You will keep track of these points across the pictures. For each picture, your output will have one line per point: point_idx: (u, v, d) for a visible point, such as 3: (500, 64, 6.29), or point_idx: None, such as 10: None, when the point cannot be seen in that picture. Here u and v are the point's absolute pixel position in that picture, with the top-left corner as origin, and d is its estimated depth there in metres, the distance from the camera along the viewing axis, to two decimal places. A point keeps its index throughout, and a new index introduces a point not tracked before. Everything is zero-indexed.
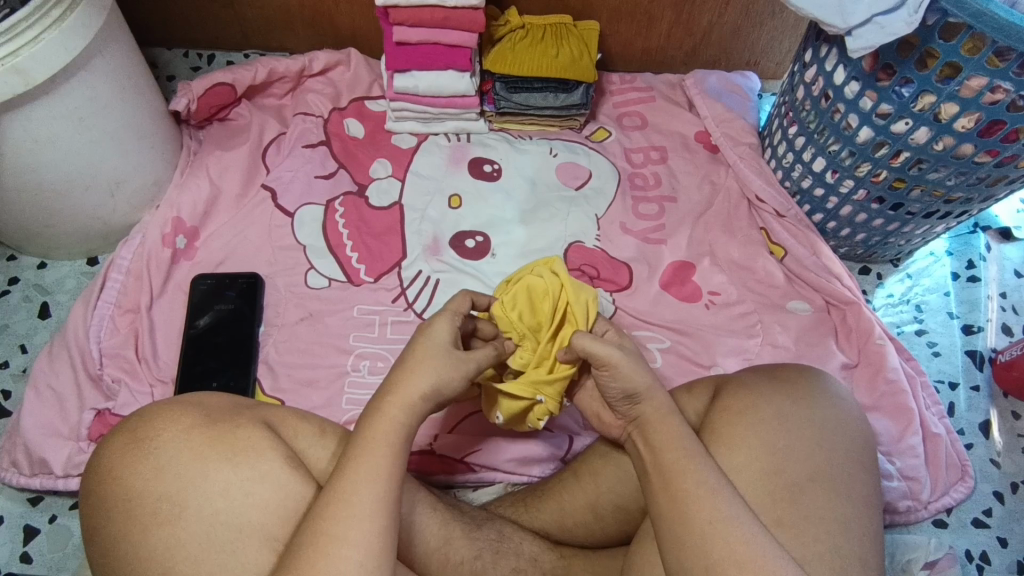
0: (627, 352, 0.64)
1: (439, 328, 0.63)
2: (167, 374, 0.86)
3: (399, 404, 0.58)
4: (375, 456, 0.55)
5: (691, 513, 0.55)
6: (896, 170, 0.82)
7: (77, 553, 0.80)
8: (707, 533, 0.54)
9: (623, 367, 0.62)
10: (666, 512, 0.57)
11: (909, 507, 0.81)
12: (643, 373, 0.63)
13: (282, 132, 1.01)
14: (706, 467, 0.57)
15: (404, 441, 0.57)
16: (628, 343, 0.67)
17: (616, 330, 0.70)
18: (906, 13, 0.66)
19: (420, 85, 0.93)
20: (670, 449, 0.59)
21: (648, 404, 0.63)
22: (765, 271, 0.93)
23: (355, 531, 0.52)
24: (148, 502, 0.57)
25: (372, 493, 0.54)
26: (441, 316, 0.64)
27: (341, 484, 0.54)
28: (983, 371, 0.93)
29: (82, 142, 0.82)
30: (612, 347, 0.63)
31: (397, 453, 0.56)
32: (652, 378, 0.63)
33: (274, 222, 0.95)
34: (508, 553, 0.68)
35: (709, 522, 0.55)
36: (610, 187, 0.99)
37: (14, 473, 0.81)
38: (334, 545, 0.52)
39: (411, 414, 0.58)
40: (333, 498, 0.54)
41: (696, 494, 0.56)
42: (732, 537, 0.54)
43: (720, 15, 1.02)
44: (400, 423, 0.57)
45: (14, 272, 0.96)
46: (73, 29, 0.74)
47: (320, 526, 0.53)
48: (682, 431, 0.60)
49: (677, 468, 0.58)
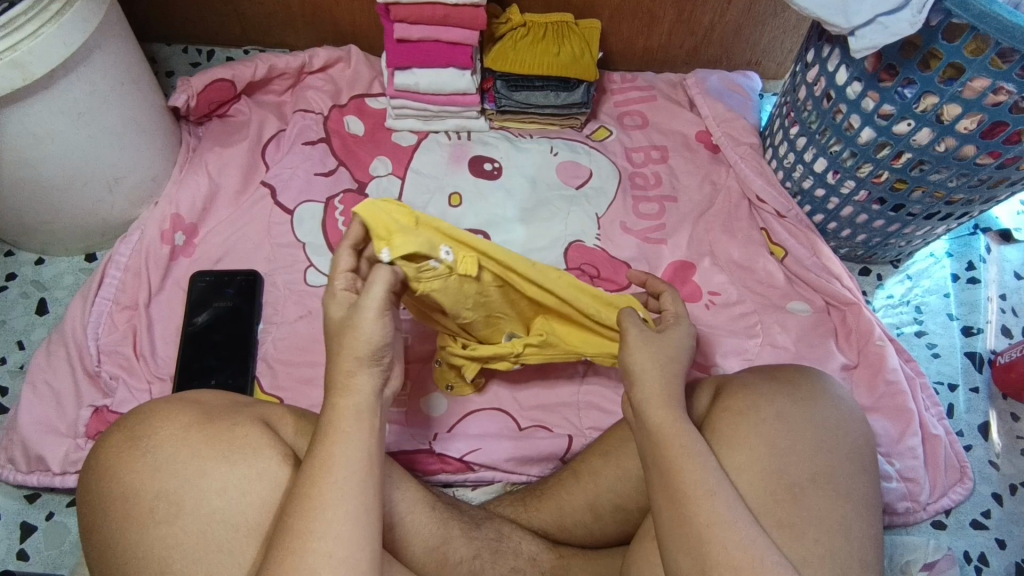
0: (658, 337, 0.65)
1: (330, 307, 0.61)
2: (166, 371, 0.86)
3: (347, 393, 0.57)
4: (336, 447, 0.55)
5: (690, 515, 0.55)
6: (897, 171, 0.82)
7: (74, 550, 0.80)
8: (704, 535, 0.54)
9: (633, 340, 0.65)
10: (666, 514, 0.56)
11: (909, 508, 0.81)
12: (658, 354, 0.64)
13: (282, 129, 1.01)
14: (706, 467, 0.57)
15: (360, 427, 0.56)
16: (674, 332, 0.67)
17: (677, 312, 0.70)
18: (909, 13, 0.66)
19: (420, 83, 0.92)
20: (670, 446, 0.58)
21: (640, 389, 0.62)
22: (766, 271, 0.93)
23: (319, 522, 0.52)
24: (146, 499, 0.57)
25: (340, 486, 0.53)
26: (326, 296, 0.61)
27: (310, 480, 0.54)
28: (982, 372, 0.93)
29: (81, 138, 0.82)
30: (640, 327, 0.66)
31: (356, 441, 0.56)
32: (666, 364, 0.63)
33: (273, 219, 0.95)
34: (507, 553, 0.68)
35: (709, 524, 0.54)
36: (611, 186, 0.98)
37: (11, 470, 0.81)
38: (301, 539, 0.52)
39: (365, 399, 0.57)
40: (301, 493, 0.53)
41: (696, 495, 0.56)
42: (730, 541, 0.54)
43: (721, 14, 1.02)
44: (355, 410, 0.57)
45: (11, 267, 0.96)
46: (72, 24, 0.73)
47: (287, 521, 0.53)
48: (684, 427, 0.60)
49: (675, 466, 0.57)
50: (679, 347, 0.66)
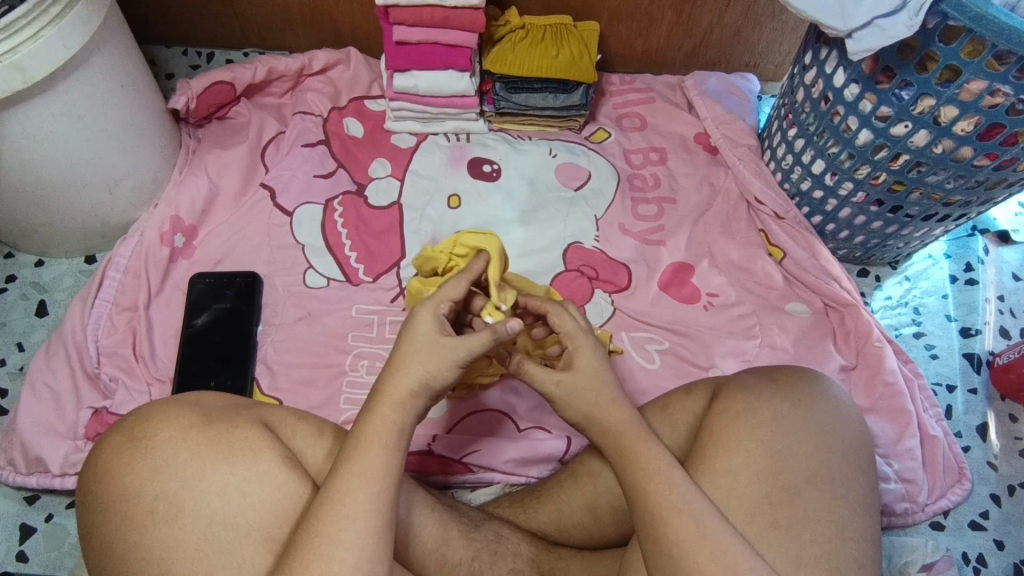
0: (572, 378, 0.63)
1: (422, 318, 0.61)
2: (166, 372, 0.86)
3: (391, 403, 0.58)
4: (368, 457, 0.56)
5: (664, 533, 0.56)
6: (895, 172, 0.82)
7: (74, 552, 0.80)
8: (679, 551, 0.55)
9: (540, 375, 0.64)
10: (644, 531, 0.57)
11: (907, 509, 0.81)
12: (584, 403, 0.63)
13: (282, 130, 1.01)
14: (674, 484, 0.57)
15: (400, 439, 0.58)
16: (580, 358, 0.64)
17: (571, 330, 0.65)
18: (906, 16, 0.66)
19: (420, 85, 0.93)
20: (638, 466, 0.59)
21: (593, 431, 0.63)
22: (764, 273, 0.93)
23: (348, 531, 0.53)
24: (146, 501, 0.57)
25: (369, 493, 0.54)
26: (421, 305, 0.62)
27: (337, 488, 0.55)
28: (980, 374, 0.93)
29: (81, 140, 0.82)
30: (551, 377, 0.63)
31: (390, 452, 0.57)
32: (599, 405, 0.62)
33: (273, 221, 0.95)
34: (506, 554, 0.68)
35: (681, 542, 0.55)
36: (609, 188, 0.99)
37: (11, 471, 0.81)
38: (326, 544, 0.52)
39: (406, 411, 0.58)
40: (329, 499, 0.54)
41: (663, 515, 0.56)
42: (703, 555, 0.54)
43: (719, 16, 1.02)
44: (393, 421, 0.58)
45: (11, 269, 0.96)
46: (72, 26, 0.73)
47: (314, 526, 0.53)
48: (650, 447, 0.60)
49: (645, 486, 0.58)
50: (595, 380, 0.63)
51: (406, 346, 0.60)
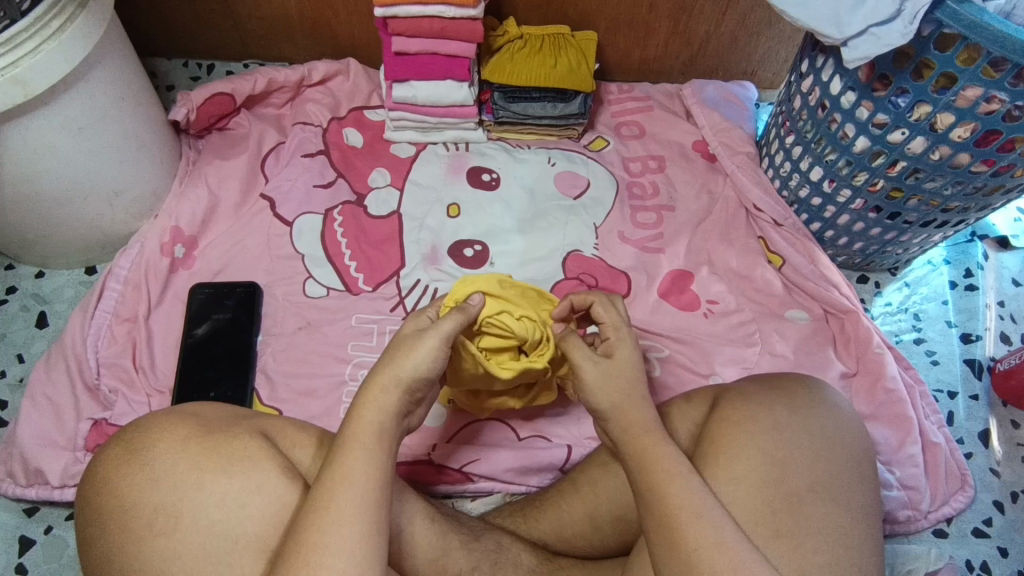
0: (610, 364, 0.64)
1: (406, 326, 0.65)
2: (165, 384, 0.86)
3: (374, 408, 0.59)
4: (359, 465, 0.56)
5: (681, 540, 0.55)
6: (892, 179, 0.82)
7: (73, 564, 0.80)
8: (700, 557, 0.54)
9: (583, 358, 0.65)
10: (658, 540, 0.57)
11: (909, 517, 0.81)
12: (615, 390, 0.63)
13: (282, 141, 1.02)
14: (689, 489, 0.57)
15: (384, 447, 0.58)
16: (620, 348, 0.66)
17: (615, 321, 0.67)
18: (902, 24, 0.66)
19: (419, 95, 0.93)
20: (654, 470, 0.59)
21: (617, 424, 0.63)
22: (764, 280, 0.93)
23: (346, 543, 0.53)
24: (145, 512, 0.57)
25: (365, 504, 0.54)
26: (410, 320, 0.65)
27: (342, 497, 0.54)
28: (981, 380, 0.93)
29: (81, 151, 0.82)
30: (591, 356, 0.65)
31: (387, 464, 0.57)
32: (629, 396, 0.63)
33: (273, 231, 0.95)
34: (506, 564, 0.67)
35: (702, 547, 0.55)
36: (608, 196, 0.99)
37: (11, 483, 0.81)
38: (323, 558, 0.52)
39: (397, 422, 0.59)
40: (327, 511, 0.54)
41: (684, 518, 0.56)
42: (723, 562, 0.54)
43: (716, 26, 1.03)
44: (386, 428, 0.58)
45: (12, 281, 0.96)
46: (73, 39, 0.74)
47: (311, 538, 0.53)
48: (668, 450, 0.60)
49: (662, 491, 0.57)
50: (630, 370, 0.64)
51: (398, 347, 0.62)
